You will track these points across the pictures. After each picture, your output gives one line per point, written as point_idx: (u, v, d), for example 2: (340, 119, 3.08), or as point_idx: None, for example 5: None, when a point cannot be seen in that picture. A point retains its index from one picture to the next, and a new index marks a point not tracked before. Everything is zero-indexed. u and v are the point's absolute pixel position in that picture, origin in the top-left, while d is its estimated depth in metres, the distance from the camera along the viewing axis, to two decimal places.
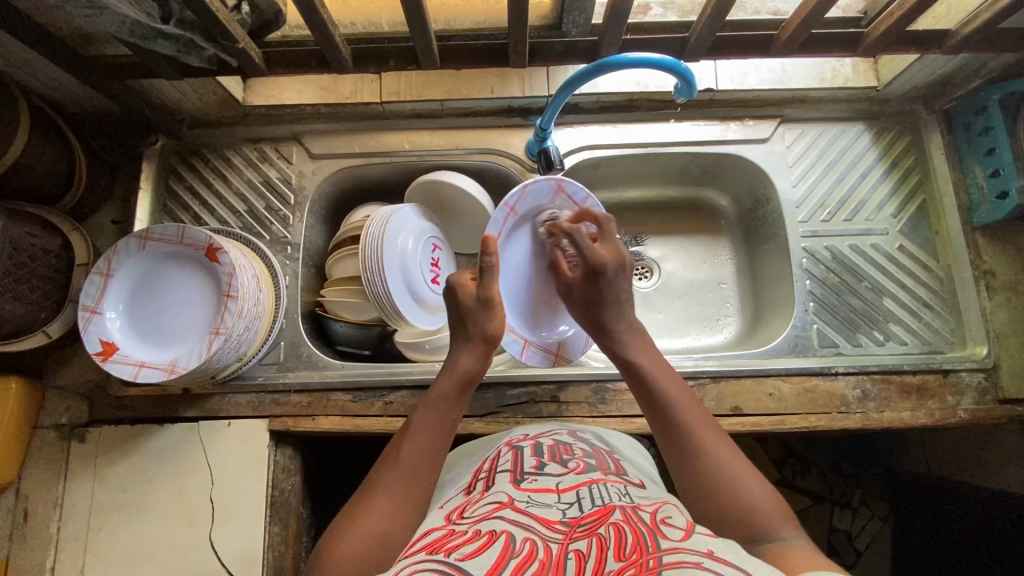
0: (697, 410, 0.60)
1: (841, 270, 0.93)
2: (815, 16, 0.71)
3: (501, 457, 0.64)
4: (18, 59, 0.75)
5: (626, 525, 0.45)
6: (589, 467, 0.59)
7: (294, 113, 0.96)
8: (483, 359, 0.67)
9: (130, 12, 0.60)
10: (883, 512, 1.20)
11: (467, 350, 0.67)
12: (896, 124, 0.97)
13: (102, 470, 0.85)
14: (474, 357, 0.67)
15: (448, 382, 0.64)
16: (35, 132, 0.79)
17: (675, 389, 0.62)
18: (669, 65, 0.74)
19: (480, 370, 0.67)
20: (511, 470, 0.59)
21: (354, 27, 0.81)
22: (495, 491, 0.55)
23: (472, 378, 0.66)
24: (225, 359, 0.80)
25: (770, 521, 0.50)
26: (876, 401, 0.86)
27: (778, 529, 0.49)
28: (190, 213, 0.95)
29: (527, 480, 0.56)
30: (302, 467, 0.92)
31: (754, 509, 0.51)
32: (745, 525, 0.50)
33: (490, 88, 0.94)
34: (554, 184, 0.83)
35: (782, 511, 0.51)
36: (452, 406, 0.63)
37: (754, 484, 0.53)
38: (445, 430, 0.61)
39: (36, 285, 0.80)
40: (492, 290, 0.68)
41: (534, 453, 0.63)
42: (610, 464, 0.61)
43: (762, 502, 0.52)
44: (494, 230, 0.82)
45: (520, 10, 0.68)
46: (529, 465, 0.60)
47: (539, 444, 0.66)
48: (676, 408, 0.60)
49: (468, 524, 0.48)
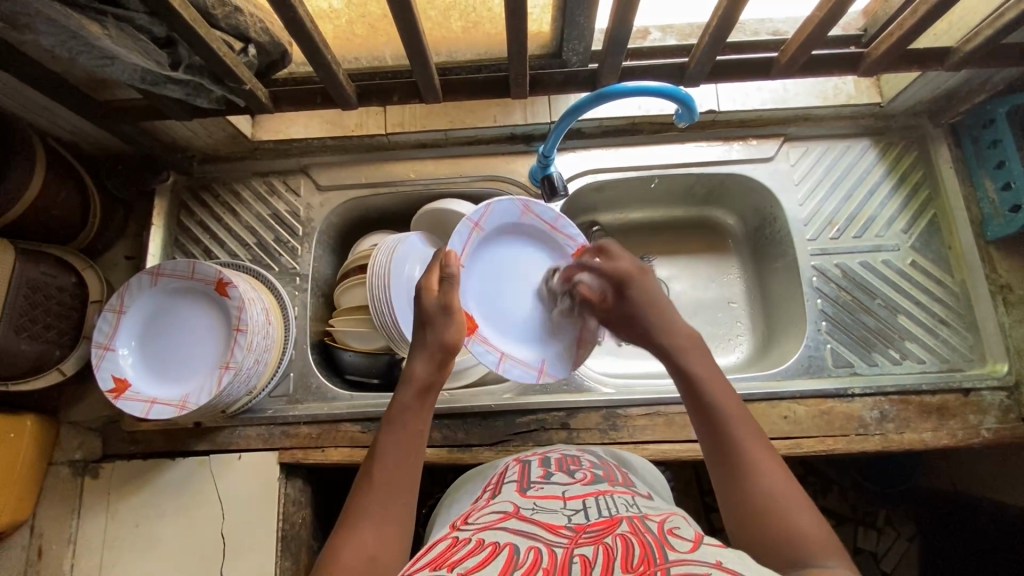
0: (749, 426, 0.55)
1: (853, 288, 0.92)
2: (815, 38, 0.71)
3: (509, 470, 0.63)
4: (34, 104, 0.77)
5: (633, 536, 0.44)
6: (597, 478, 0.58)
7: (302, 146, 0.97)
8: (437, 363, 0.64)
9: (139, 61, 0.62)
10: (909, 533, 1.15)
11: (420, 357, 0.65)
12: (902, 139, 0.97)
13: (114, 505, 0.86)
14: (427, 363, 0.64)
15: (406, 393, 0.61)
16: (50, 174, 0.81)
17: (725, 398, 0.57)
18: (670, 92, 0.75)
19: (440, 375, 0.64)
20: (517, 479, 0.58)
21: (359, 62, 0.82)
22: (501, 499, 0.54)
23: (430, 383, 0.63)
24: (235, 392, 0.80)
25: (816, 551, 0.45)
26: (895, 422, 0.84)
27: (827, 559, 0.44)
28: (201, 247, 0.96)
29: (533, 488, 0.55)
30: (312, 499, 0.92)
31: (802, 535, 0.46)
32: (792, 552, 0.45)
33: (493, 117, 0.95)
34: (521, 204, 0.87)
35: (837, 546, 0.46)
36: (417, 416, 0.60)
37: (806, 513, 0.48)
38: (416, 443, 0.58)
39: (51, 324, 0.82)
40: (453, 298, 0.68)
41: (541, 464, 0.62)
42: (619, 476, 0.61)
43: (814, 534, 0.46)
44: (458, 245, 0.82)
45: (519, 44, 0.69)
46: (536, 475, 0.59)
47: (546, 456, 0.64)
48: (730, 419, 0.55)
49: (472, 532, 0.47)
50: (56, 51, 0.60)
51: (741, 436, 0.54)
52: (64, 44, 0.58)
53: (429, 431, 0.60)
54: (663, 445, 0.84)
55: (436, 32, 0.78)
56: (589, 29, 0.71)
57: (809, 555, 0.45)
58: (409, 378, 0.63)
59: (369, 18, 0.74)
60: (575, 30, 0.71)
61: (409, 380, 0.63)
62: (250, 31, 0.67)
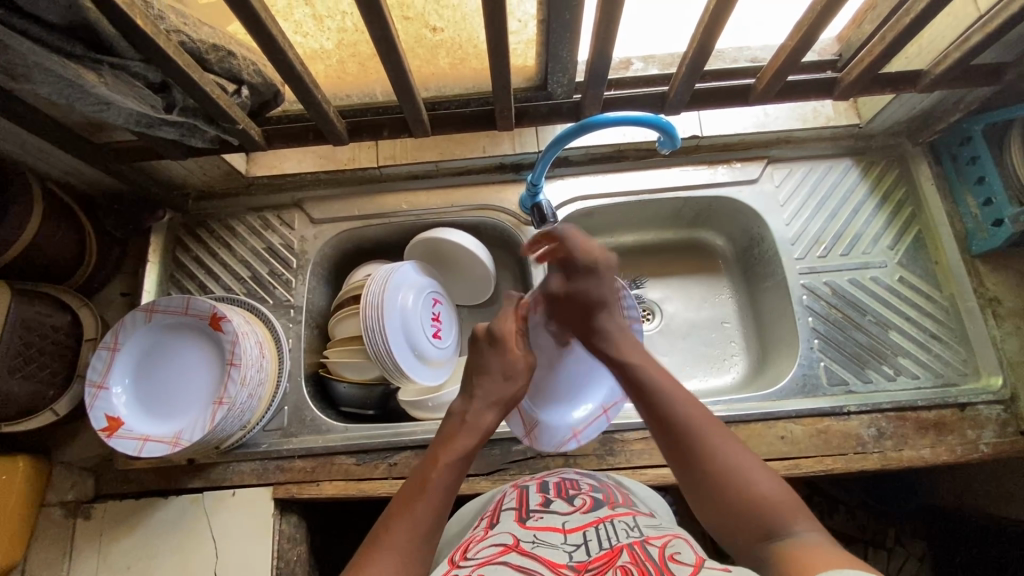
0: (691, 401, 0.61)
1: (843, 305, 0.92)
2: (788, 65, 0.74)
3: (507, 497, 0.63)
4: (34, 149, 0.79)
5: (634, 567, 0.44)
6: (597, 504, 0.58)
7: (295, 181, 1.00)
8: (499, 414, 0.66)
9: (135, 106, 0.64)
10: (918, 552, 1.12)
11: (487, 406, 0.66)
12: (883, 158, 0.99)
13: (106, 546, 0.84)
14: (489, 410, 0.66)
15: (466, 439, 0.62)
16: (47, 215, 0.83)
17: (664, 377, 0.64)
18: (651, 121, 0.77)
19: (495, 426, 0.66)
20: (516, 509, 0.58)
21: (350, 99, 0.85)
22: (500, 531, 0.53)
23: (487, 433, 0.65)
24: (229, 428, 0.79)
25: (781, 512, 0.51)
26: (893, 439, 0.84)
27: (794, 522, 0.50)
28: (196, 282, 0.97)
29: (532, 518, 0.55)
30: (307, 534, 0.90)
31: (766, 506, 0.52)
32: (761, 524, 0.51)
33: (482, 147, 0.97)
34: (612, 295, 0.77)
35: (800, 505, 0.52)
36: (464, 462, 0.61)
37: (762, 477, 0.54)
38: (451, 485, 0.58)
39: (46, 363, 0.82)
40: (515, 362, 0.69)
41: (539, 489, 0.62)
42: (618, 497, 0.61)
43: (777, 496, 0.53)
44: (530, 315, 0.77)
45: (503, 80, 0.71)
46: (535, 503, 0.59)
47: (544, 480, 0.65)
48: (676, 402, 0.61)
49: (471, 568, 0.46)
50: (54, 99, 0.62)
51: (691, 422, 0.59)
52: (62, 92, 0.60)
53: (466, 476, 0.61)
54: (661, 469, 0.83)
55: (424, 69, 0.81)
56: (572, 62, 0.73)
57: (775, 522, 0.51)
58: (468, 423, 0.64)
59: (359, 56, 0.77)
60: (558, 63, 0.73)
61: (466, 423, 0.64)
62: (243, 73, 0.69)
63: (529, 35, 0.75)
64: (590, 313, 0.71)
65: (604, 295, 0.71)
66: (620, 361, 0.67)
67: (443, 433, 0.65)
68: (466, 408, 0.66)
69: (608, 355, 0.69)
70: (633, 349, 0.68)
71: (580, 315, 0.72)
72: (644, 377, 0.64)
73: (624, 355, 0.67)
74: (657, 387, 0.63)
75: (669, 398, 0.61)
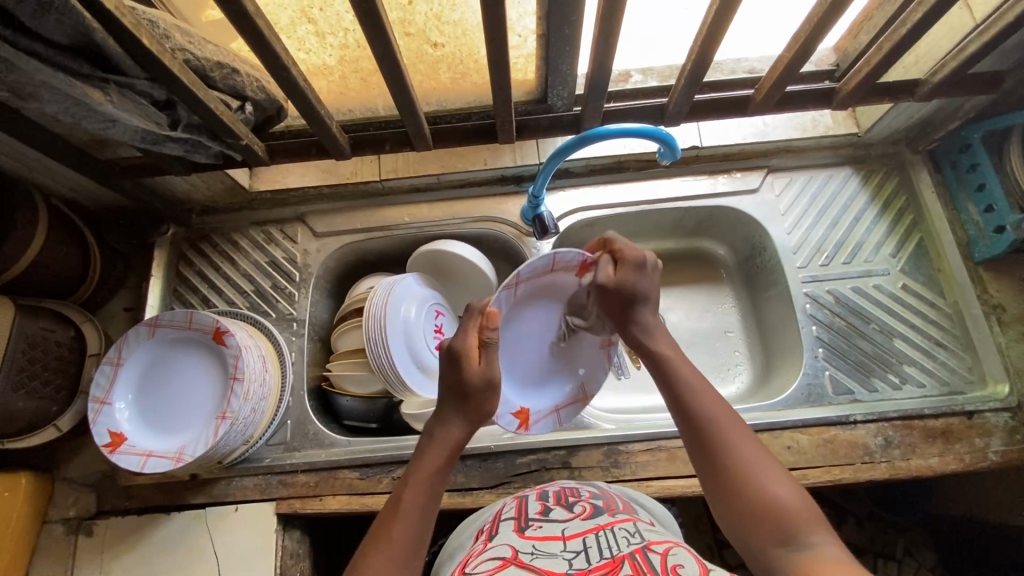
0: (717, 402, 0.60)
1: (846, 313, 0.92)
2: (786, 76, 0.74)
3: (507, 507, 0.63)
4: (39, 166, 0.80)
5: None
6: (596, 510, 0.57)
7: (298, 195, 1.00)
8: (470, 426, 0.65)
9: (139, 123, 0.64)
10: (930, 563, 1.10)
11: (454, 416, 0.64)
12: (883, 166, 0.99)
13: (108, 564, 0.83)
14: (460, 423, 0.64)
15: (437, 452, 0.62)
16: (52, 231, 0.83)
17: (693, 375, 0.62)
18: (650, 132, 0.77)
19: (467, 437, 0.64)
20: (516, 518, 0.58)
21: (352, 114, 0.85)
22: (499, 542, 0.53)
23: (460, 445, 0.63)
24: (232, 442, 0.79)
25: (800, 523, 0.50)
26: (901, 448, 0.83)
27: (811, 535, 0.49)
28: (199, 296, 0.97)
29: (531, 528, 0.55)
30: (310, 549, 0.89)
31: (785, 515, 0.51)
32: (778, 532, 0.50)
33: (484, 160, 0.98)
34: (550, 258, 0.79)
35: (821, 519, 0.51)
36: (440, 478, 0.60)
37: (784, 486, 0.53)
38: (427, 504, 0.58)
39: (49, 379, 0.82)
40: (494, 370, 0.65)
41: (539, 498, 0.62)
42: (618, 504, 0.61)
43: (798, 506, 0.51)
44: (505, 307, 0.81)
45: (504, 94, 0.72)
46: (534, 512, 0.58)
47: (544, 490, 0.65)
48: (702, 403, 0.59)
49: None
50: (59, 117, 0.63)
51: (716, 424, 0.58)
52: (69, 111, 0.60)
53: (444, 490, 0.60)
54: (667, 481, 0.82)
55: (425, 83, 0.82)
56: (572, 76, 0.74)
57: (794, 529, 0.50)
58: (439, 436, 0.63)
59: (362, 72, 0.78)
60: (559, 77, 0.74)
61: (438, 436, 0.63)
62: (247, 89, 0.70)
63: (529, 50, 0.76)
64: (630, 304, 0.69)
65: (647, 288, 0.70)
66: (653, 353, 0.66)
67: (416, 449, 0.64)
68: (437, 421, 0.65)
69: (643, 345, 0.67)
70: (666, 342, 0.67)
71: (620, 306, 0.70)
72: (672, 371, 0.63)
73: (655, 347, 0.66)
74: (683, 385, 0.61)
75: (695, 396, 0.60)
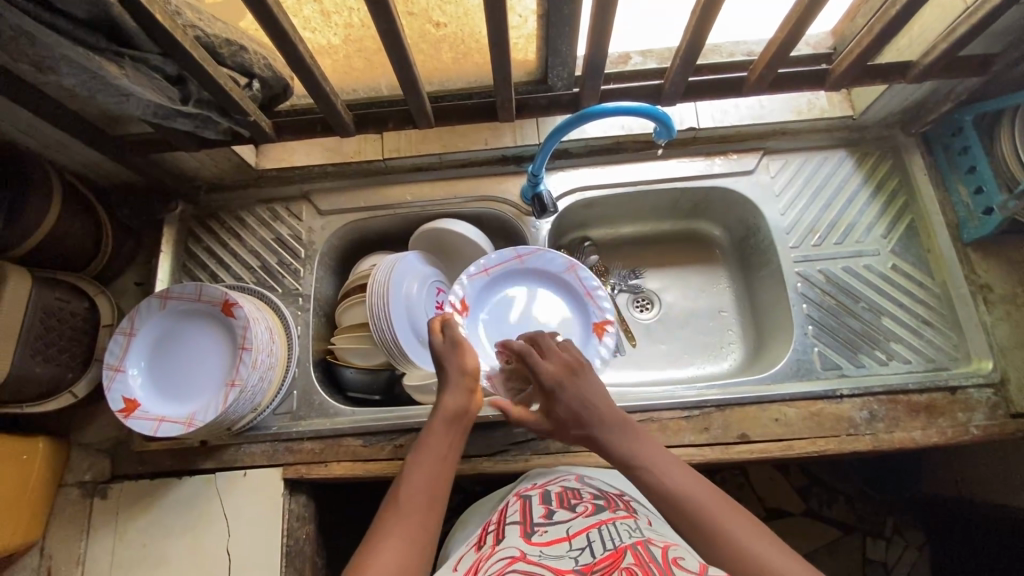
0: (675, 468, 0.58)
1: (836, 291, 0.94)
2: (779, 57, 0.76)
3: (512, 509, 0.66)
4: (53, 141, 0.82)
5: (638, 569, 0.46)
6: (598, 509, 0.61)
7: (304, 173, 1.02)
8: (469, 395, 0.70)
9: (152, 97, 0.66)
10: (917, 540, 1.14)
11: (454, 388, 0.70)
12: (876, 149, 1.01)
13: (123, 525, 0.87)
14: (459, 394, 0.69)
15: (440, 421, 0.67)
16: (65, 205, 0.86)
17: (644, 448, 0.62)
18: (647, 111, 0.79)
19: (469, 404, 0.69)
20: (522, 522, 0.60)
21: (356, 93, 0.88)
22: (506, 545, 0.56)
23: (462, 415, 0.68)
24: (241, 410, 0.82)
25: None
26: (885, 422, 0.86)
27: None
28: (207, 271, 1.00)
29: (538, 531, 0.57)
30: (315, 514, 0.93)
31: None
32: None
33: (484, 140, 1.00)
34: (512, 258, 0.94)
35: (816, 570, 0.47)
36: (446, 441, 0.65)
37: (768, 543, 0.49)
38: (440, 467, 0.62)
39: (65, 347, 0.86)
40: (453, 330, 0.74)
41: (543, 501, 0.65)
42: (619, 503, 0.64)
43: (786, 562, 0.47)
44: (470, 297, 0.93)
45: (503, 72, 0.74)
46: (539, 516, 0.61)
47: (547, 492, 0.68)
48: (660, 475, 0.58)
49: None
50: (76, 91, 0.65)
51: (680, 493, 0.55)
52: (86, 85, 0.63)
53: (455, 456, 0.65)
54: None
55: (428, 63, 0.84)
56: (571, 56, 0.76)
57: None
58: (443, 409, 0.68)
59: (365, 51, 0.80)
60: (558, 57, 0.76)
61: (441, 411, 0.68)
62: (254, 67, 0.72)
63: (529, 30, 0.77)
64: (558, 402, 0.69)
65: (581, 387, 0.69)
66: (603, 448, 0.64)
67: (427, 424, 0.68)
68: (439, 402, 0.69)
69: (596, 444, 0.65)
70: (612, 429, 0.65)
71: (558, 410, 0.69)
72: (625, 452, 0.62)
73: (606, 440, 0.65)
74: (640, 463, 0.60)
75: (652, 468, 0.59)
